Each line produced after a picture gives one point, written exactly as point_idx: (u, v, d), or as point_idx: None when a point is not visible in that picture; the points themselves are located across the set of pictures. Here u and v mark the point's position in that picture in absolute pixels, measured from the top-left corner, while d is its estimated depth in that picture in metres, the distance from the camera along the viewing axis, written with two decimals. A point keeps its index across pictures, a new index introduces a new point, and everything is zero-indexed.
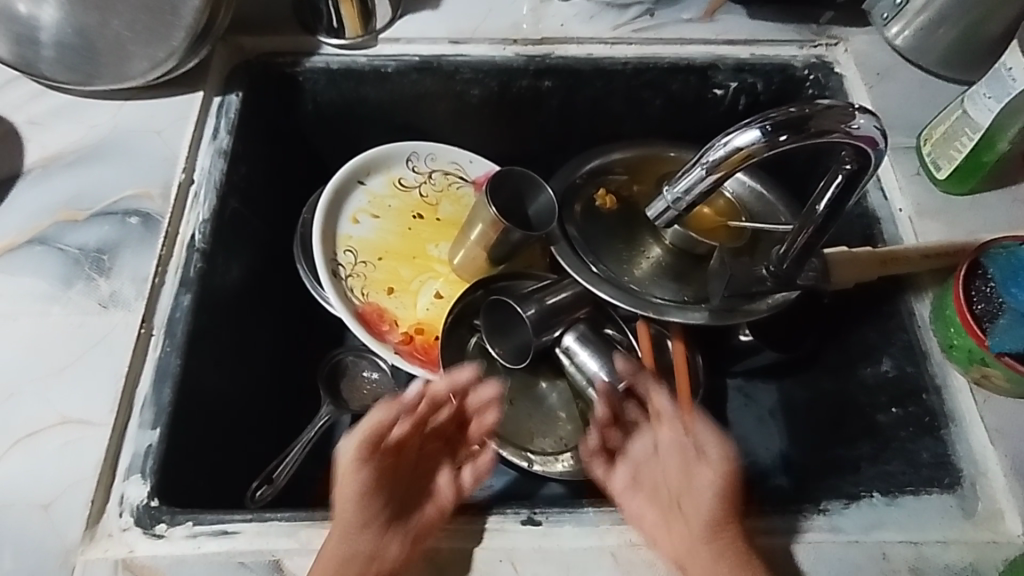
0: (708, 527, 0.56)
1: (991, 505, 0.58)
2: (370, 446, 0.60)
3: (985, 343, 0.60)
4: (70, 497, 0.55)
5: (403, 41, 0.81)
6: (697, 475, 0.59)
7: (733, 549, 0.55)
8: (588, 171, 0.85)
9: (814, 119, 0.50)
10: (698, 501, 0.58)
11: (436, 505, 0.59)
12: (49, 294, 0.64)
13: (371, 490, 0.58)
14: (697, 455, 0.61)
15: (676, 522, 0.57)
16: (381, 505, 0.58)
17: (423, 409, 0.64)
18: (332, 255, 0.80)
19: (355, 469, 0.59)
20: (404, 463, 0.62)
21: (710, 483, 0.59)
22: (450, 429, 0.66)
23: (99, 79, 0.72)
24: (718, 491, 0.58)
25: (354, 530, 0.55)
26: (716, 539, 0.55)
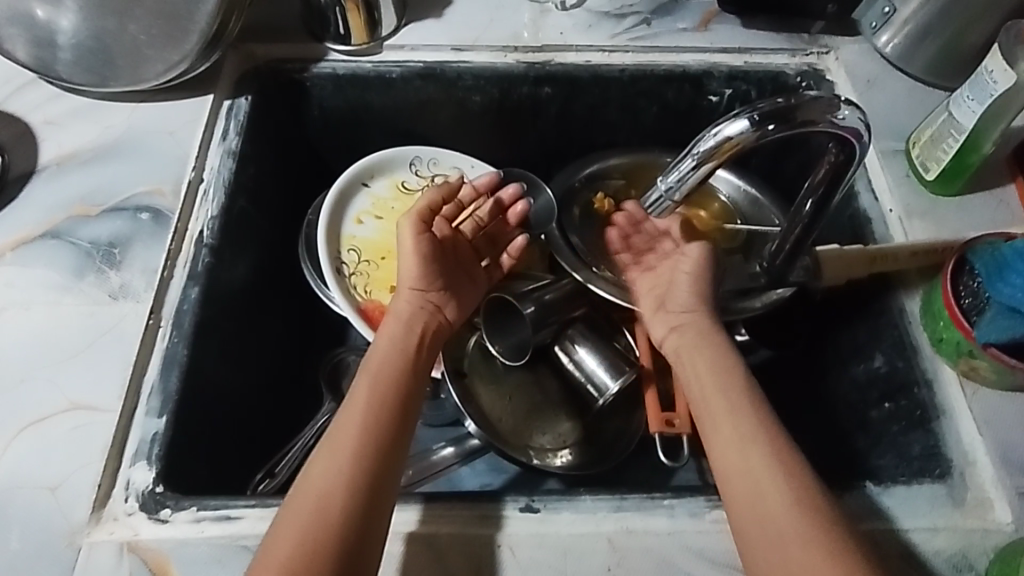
0: (696, 348, 0.65)
1: (981, 495, 0.59)
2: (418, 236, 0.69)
3: (971, 334, 0.61)
4: (77, 480, 0.57)
5: (408, 48, 0.84)
6: (685, 294, 0.68)
7: (723, 366, 0.63)
8: (586, 176, 0.88)
9: (799, 110, 0.52)
10: (693, 343, 0.66)
11: (472, 300, 0.74)
12: (62, 285, 0.65)
13: (418, 287, 0.69)
14: (682, 286, 0.69)
15: (682, 359, 0.66)
16: (429, 298, 0.69)
17: (466, 196, 0.76)
18: (336, 253, 0.82)
19: (408, 259, 0.69)
20: (448, 247, 0.72)
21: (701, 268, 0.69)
22: (492, 221, 0.78)
23: (115, 81, 0.74)
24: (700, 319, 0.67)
25: (418, 295, 0.69)
26: (708, 357, 0.64)
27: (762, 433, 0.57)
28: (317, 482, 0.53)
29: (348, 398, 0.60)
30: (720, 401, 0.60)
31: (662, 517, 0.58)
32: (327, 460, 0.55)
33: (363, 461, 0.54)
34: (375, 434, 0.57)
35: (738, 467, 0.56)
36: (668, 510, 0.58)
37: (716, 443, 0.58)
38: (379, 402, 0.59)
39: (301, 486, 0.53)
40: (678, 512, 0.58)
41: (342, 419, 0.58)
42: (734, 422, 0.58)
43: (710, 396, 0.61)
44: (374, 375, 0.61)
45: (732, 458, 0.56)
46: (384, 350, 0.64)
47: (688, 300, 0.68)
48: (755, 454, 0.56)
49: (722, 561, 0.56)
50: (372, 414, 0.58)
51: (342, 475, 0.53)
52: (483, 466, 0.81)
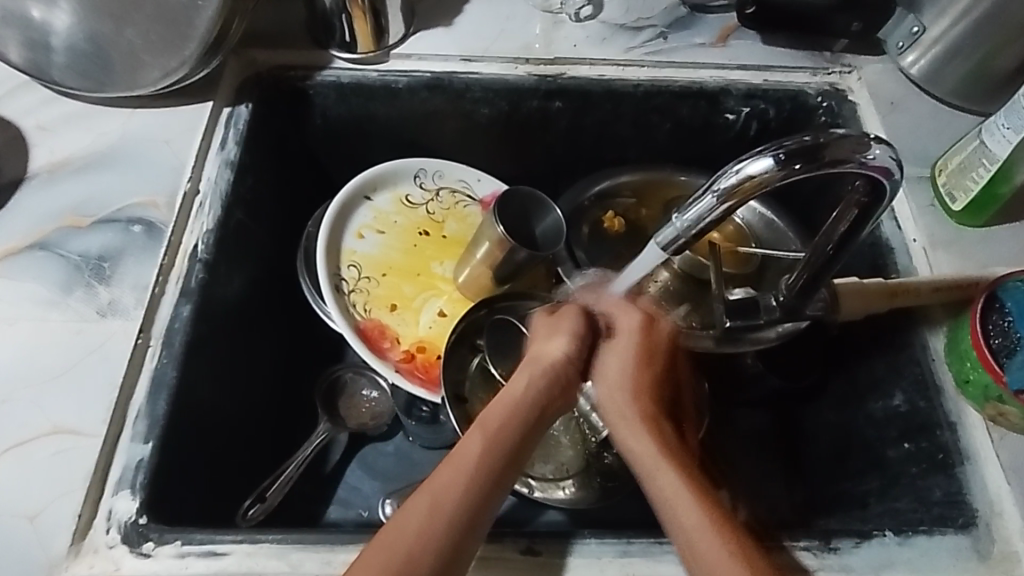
0: (632, 424, 0.60)
1: (1006, 548, 0.56)
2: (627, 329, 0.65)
3: (1003, 380, 0.58)
4: (57, 508, 0.54)
5: (415, 58, 0.81)
6: (616, 370, 0.62)
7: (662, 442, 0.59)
8: (595, 193, 0.85)
9: (828, 148, 0.47)
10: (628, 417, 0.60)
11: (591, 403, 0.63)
12: (48, 300, 0.63)
13: (570, 365, 0.61)
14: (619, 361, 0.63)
15: (616, 431, 0.61)
16: (563, 374, 0.60)
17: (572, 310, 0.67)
18: (336, 269, 0.79)
19: (554, 328, 0.63)
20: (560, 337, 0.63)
21: (621, 344, 0.64)
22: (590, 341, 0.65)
23: (111, 86, 0.72)
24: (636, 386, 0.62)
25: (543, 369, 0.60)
26: (648, 435, 0.59)
27: (717, 519, 0.53)
28: (400, 535, 0.50)
29: (454, 451, 0.54)
30: (665, 475, 0.56)
31: (671, 564, 0.55)
32: (417, 518, 0.51)
33: (450, 536, 0.50)
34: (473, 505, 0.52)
35: (697, 545, 0.52)
36: (675, 556, 0.55)
37: (670, 525, 0.54)
38: (487, 473, 0.54)
39: (391, 530, 0.50)
40: None
41: (439, 473, 0.53)
42: (682, 501, 0.54)
43: (658, 474, 0.56)
44: (488, 437, 0.55)
45: (693, 537, 0.52)
46: (502, 408, 0.57)
47: (620, 372, 0.62)
48: (713, 539, 0.52)
49: None
50: (473, 481, 0.53)
51: (428, 542, 0.50)
52: None
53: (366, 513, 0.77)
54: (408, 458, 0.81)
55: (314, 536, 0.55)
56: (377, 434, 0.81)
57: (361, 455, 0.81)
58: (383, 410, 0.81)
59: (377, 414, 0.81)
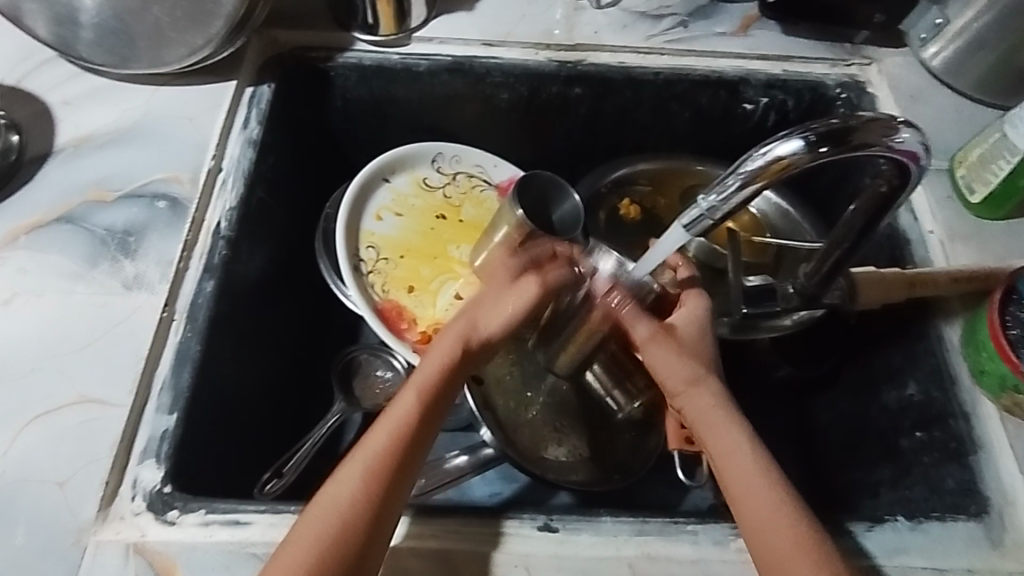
0: (719, 420, 0.58)
1: (1018, 536, 0.57)
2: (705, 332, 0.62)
3: (1019, 369, 0.59)
4: (84, 476, 0.55)
5: (437, 41, 0.81)
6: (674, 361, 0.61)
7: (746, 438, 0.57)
8: (614, 180, 0.86)
9: (856, 131, 0.48)
10: (714, 413, 0.58)
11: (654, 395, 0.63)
12: (74, 272, 0.63)
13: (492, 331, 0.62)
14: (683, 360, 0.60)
15: (699, 426, 0.59)
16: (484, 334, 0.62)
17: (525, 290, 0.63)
18: (355, 250, 0.80)
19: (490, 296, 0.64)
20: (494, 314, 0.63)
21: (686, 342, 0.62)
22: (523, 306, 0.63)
23: (135, 62, 0.72)
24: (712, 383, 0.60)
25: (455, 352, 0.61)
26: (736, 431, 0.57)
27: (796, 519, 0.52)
28: (337, 495, 0.51)
29: (388, 414, 0.56)
30: (746, 472, 0.55)
31: (686, 544, 0.56)
32: (349, 479, 0.52)
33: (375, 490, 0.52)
34: (396, 461, 0.54)
35: (775, 542, 0.51)
36: (691, 536, 0.56)
37: (747, 520, 0.53)
38: (407, 432, 0.55)
39: (328, 490, 0.52)
40: (702, 538, 0.56)
41: (367, 438, 0.55)
42: (765, 501, 0.53)
43: (744, 471, 0.55)
44: (419, 396, 0.57)
45: (772, 534, 0.52)
46: (425, 374, 0.59)
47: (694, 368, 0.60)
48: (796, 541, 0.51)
49: None
50: (400, 440, 0.55)
51: (359, 497, 0.51)
52: (495, 475, 0.79)
53: None
54: None
55: None
56: None
57: None
58: (398, 390, 0.81)
59: (391, 395, 0.81)
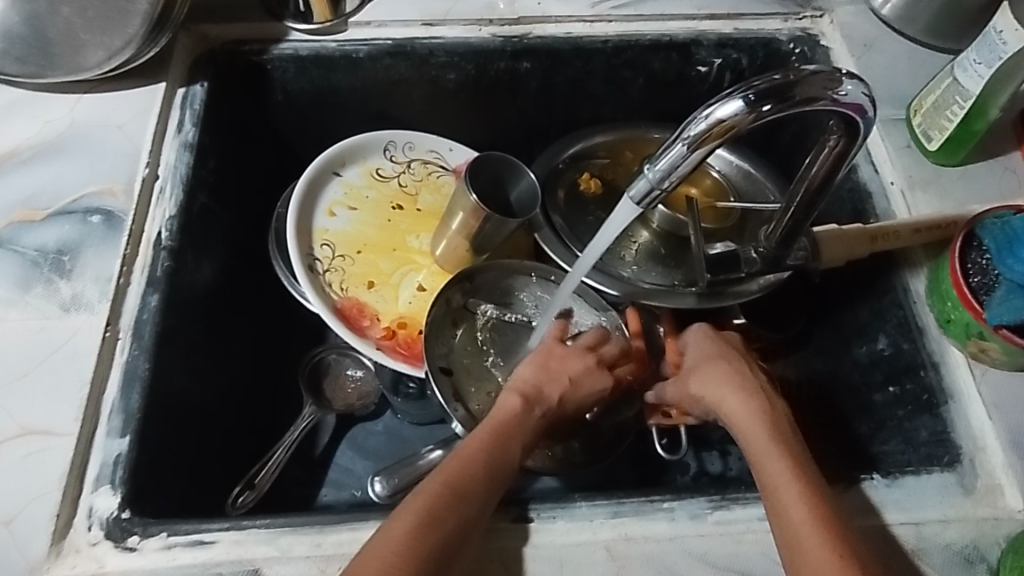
0: (765, 434, 0.58)
1: (991, 482, 0.57)
2: (718, 364, 0.65)
3: (983, 316, 0.58)
4: (33, 510, 0.52)
5: (375, 25, 0.78)
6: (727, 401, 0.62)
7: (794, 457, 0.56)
8: (570, 156, 0.83)
9: (799, 86, 0.46)
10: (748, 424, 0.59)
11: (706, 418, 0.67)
12: (6, 299, 0.60)
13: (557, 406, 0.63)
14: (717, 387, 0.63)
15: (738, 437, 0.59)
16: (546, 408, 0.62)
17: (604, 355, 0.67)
18: (309, 249, 0.77)
19: (556, 365, 0.64)
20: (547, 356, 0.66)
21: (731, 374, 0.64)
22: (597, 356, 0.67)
23: (53, 71, 0.67)
24: (754, 395, 0.61)
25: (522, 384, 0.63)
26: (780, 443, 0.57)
27: (831, 518, 0.51)
28: (433, 510, 0.50)
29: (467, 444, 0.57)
30: (786, 479, 0.53)
31: (662, 521, 0.55)
32: (442, 492, 0.52)
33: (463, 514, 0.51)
34: (485, 489, 0.53)
35: (801, 534, 0.50)
36: (668, 513, 0.55)
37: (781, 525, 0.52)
38: (494, 468, 0.55)
39: (410, 503, 0.51)
40: (679, 514, 0.55)
41: (451, 465, 0.54)
42: (796, 502, 0.52)
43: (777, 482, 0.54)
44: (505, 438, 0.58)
45: (796, 527, 0.51)
46: (507, 417, 0.59)
47: (738, 389, 0.62)
48: (813, 535, 0.50)
49: (725, 566, 0.54)
50: (482, 471, 0.54)
51: (446, 512, 0.50)
52: None
53: (359, 493, 0.77)
54: (397, 435, 0.81)
55: (304, 519, 0.54)
56: (365, 414, 0.80)
57: (350, 435, 0.80)
58: (369, 389, 0.80)
59: (364, 394, 0.80)
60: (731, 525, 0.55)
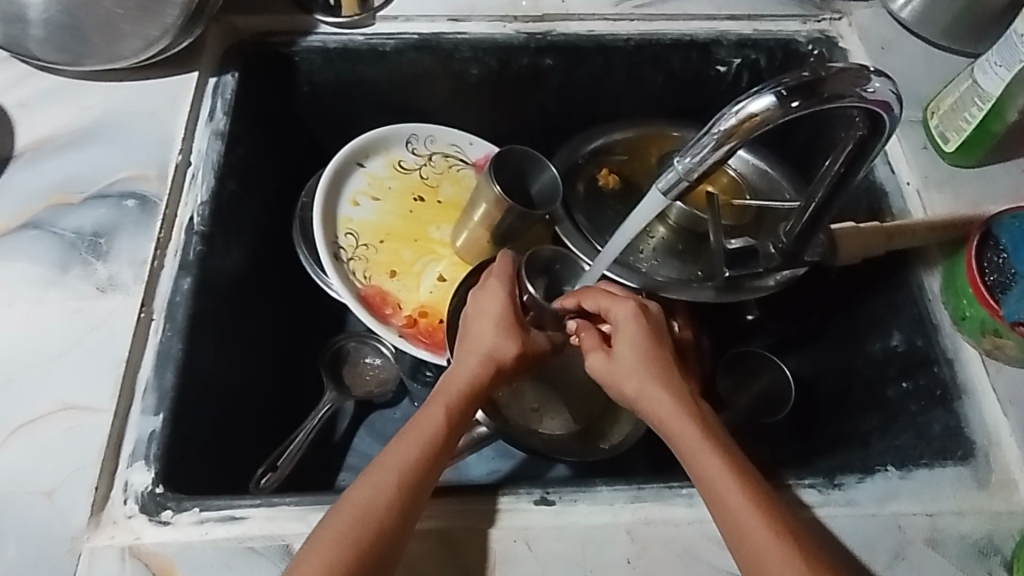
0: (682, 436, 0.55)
1: (1003, 475, 0.58)
2: (647, 332, 0.60)
3: (999, 313, 0.60)
4: (73, 483, 0.54)
5: (401, 19, 0.79)
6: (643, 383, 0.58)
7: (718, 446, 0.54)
8: (589, 151, 0.85)
9: (827, 82, 0.47)
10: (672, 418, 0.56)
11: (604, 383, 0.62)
12: (44, 279, 0.62)
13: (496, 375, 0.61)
14: (633, 372, 0.58)
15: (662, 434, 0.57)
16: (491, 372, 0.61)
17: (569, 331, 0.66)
18: (333, 238, 0.79)
19: (484, 328, 0.63)
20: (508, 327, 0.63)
21: (643, 348, 0.59)
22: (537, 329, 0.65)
23: (91, 59, 0.69)
24: (657, 371, 0.58)
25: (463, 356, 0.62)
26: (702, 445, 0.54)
27: (764, 509, 0.51)
28: (371, 505, 0.50)
29: (415, 419, 0.56)
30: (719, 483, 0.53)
31: (681, 506, 0.56)
32: (385, 483, 0.51)
33: (404, 499, 0.51)
34: (422, 471, 0.53)
35: (742, 534, 0.51)
36: (686, 498, 0.57)
37: (725, 519, 0.52)
38: (435, 447, 0.55)
39: (350, 493, 0.51)
40: (697, 500, 0.57)
41: (394, 447, 0.54)
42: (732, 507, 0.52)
43: (712, 476, 0.53)
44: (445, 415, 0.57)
45: (739, 529, 0.51)
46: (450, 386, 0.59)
47: (649, 371, 0.58)
48: (757, 525, 0.51)
49: None
50: (421, 454, 0.54)
51: (383, 508, 0.50)
52: (490, 453, 0.79)
53: None
54: None
55: (333, 497, 0.55)
56: (383, 401, 0.82)
57: (369, 420, 0.82)
58: (388, 376, 0.81)
59: (382, 381, 0.81)
60: None
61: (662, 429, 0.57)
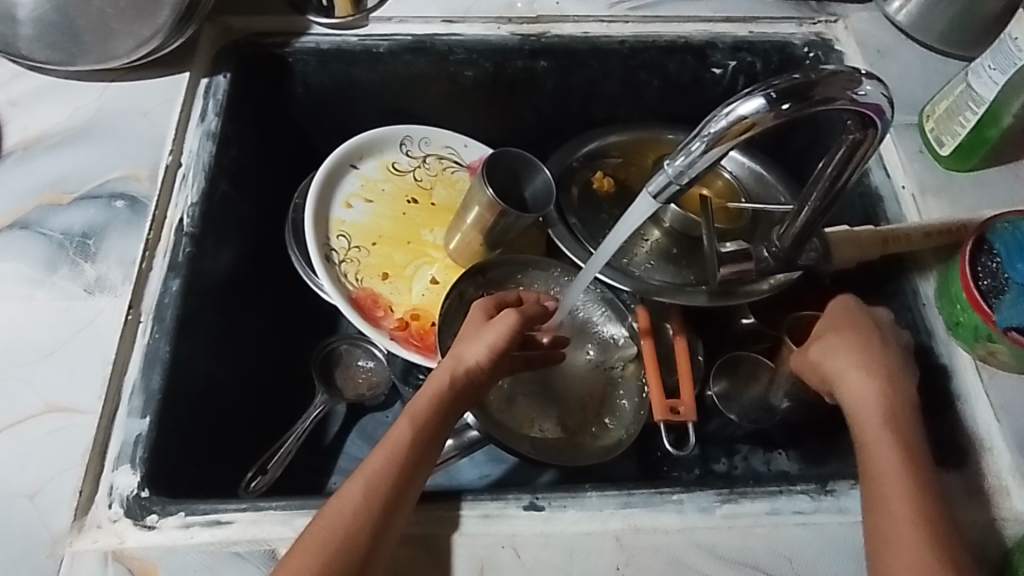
0: (877, 419, 0.57)
1: (998, 483, 0.57)
2: (871, 327, 0.63)
3: (992, 319, 0.59)
4: (56, 485, 0.54)
5: (395, 21, 0.79)
6: (866, 375, 0.60)
7: (904, 446, 0.55)
8: (584, 155, 0.84)
9: (818, 86, 0.47)
10: (877, 413, 0.58)
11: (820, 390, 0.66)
12: (32, 279, 0.62)
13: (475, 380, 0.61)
14: (863, 350, 0.61)
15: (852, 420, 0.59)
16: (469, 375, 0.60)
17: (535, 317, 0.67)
18: (325, 240, 0.78)
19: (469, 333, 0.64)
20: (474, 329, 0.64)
21: (868, 344, 0.62)
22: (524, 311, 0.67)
23: (83, 58, 0.69)
24: (880, 366, 0.60)
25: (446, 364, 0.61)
26: (891, 428, 0.56)
27: (924, 512, 0.52)
28: (337, 516, 0.50)
29: (385, 436, 0.55)
30: (889, 470, 0.54)
31: (671, 513, 0.56)
32: (350, 494, 0.51)
33: (374, 506, 0.50)
34: (399, 481, 0.52)
35: (888, 532, 0.51)
36: (676, 505, 0.56)
37: (874, 510, 0.53)
38: (403, 455, 0.54)
39: (328, 503, 0.51)
40: (687, 507, 0.56)
41: (369, 458, 0.53)
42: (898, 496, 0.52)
43: (881, 471, 0.54)
44: (414, 422, 0.56)
45: (888, 527, 0.51)
46: (422, 397, 0.58)
47: (870, 362, 0.60)
48: (911, 529, 0.51)
49: (733, 558, 0.54)
50: (396, 463, 0.53)
51: (357, 518, 0.50)
52: (483, 456, 0.79)
53: None
54: None
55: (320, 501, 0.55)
56: (375, 403, 0.81)
57: (361, 424, 0.81)
58: (379, 379, 0.81)
59: (374, 384, 0.81)
60: (738, 519, 0.56)
61: (857, 417, 0.59)
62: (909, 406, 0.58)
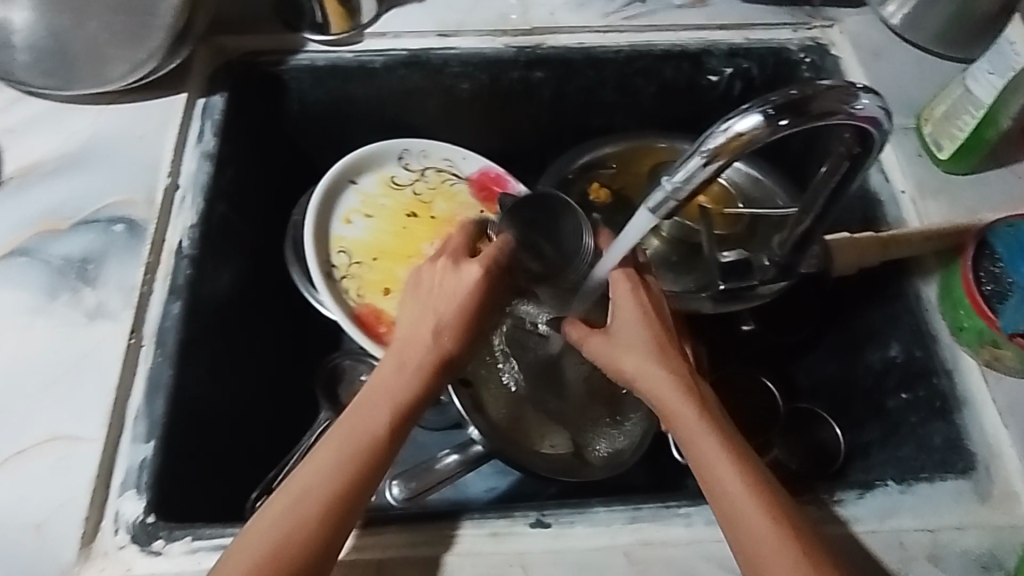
0: (676, 402, 0.56)
1: (1004, 487, 0.58)
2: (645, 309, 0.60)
3: (996, 324, 0.60)
4: (61, 515, 0.53)
5: (390, 36, 0.79)
6: (650, 356, 0.58)
7: (713, 437, 0.54)
8: (581, 164, 0.84)
9: (815, 100, 0.47)
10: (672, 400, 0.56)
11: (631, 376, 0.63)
12: (32, 307, 0.61)
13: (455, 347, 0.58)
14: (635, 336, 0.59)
15: (656, 402, 0.57)
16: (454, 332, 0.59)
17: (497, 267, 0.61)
18: (326, 257, 0.78)
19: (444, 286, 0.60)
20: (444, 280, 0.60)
21: (637, 323, 0.59)
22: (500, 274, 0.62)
23: (78, 83, 0.69)
24: (657, 348, 0.58)
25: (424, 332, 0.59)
26: (694, 416, 0.55)
27: (767, 504, 0.51)
28: (301, 500, 0.50)
29: (355, 416, 0.54)
30: (705, 463, 0.53)
31: (680, 526, 0.56)
32: (310, 483, 0.51)
33: (337, 502, 0.50)
34: (364, 467, 0.52)
35: (741, 523, 0.51)
36: (684, 518, 0.56)
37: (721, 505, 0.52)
38: (373, 444, 0.53)
39: (284, 493, 0.51)
40: (695, 520, 0.56)
41: (332, 444, 0.53)
42: (726, 470, 0.52)
43: (711, 460, 0.53)
44: (394, 409, 0.55)
45: (737, 522, 0.51)
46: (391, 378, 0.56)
47: (656, 347, 0.58)
48: (765, 527, 0.50)
49: None
50: (366, 449, 0.53)
51: (316, 513, 0.50)
52: (490, 469, 0.78)
53: None
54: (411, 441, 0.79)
55: None
56: None
57: None
58: None
59: None
60: None
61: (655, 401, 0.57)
62: (704, 397, 0.56)
